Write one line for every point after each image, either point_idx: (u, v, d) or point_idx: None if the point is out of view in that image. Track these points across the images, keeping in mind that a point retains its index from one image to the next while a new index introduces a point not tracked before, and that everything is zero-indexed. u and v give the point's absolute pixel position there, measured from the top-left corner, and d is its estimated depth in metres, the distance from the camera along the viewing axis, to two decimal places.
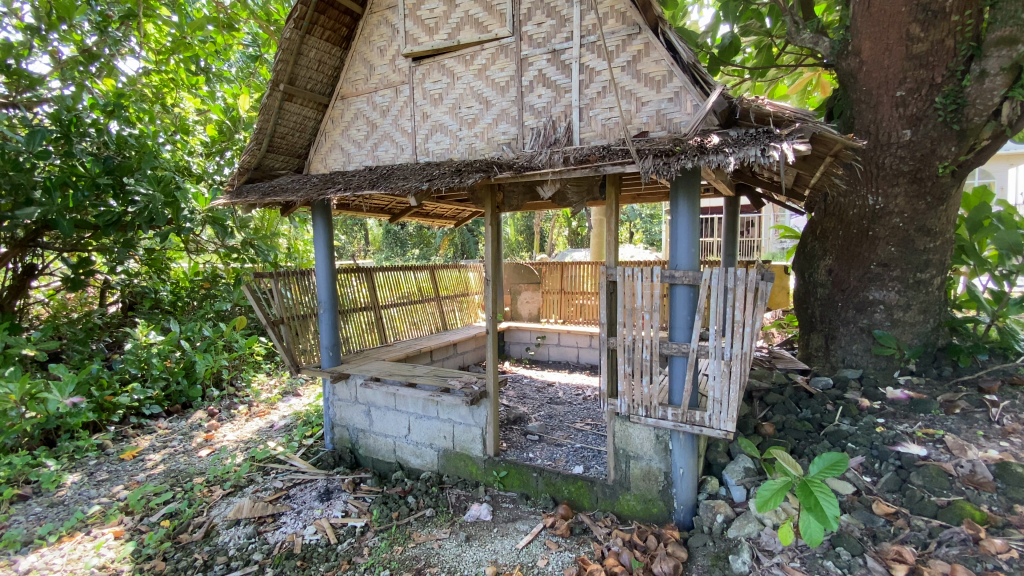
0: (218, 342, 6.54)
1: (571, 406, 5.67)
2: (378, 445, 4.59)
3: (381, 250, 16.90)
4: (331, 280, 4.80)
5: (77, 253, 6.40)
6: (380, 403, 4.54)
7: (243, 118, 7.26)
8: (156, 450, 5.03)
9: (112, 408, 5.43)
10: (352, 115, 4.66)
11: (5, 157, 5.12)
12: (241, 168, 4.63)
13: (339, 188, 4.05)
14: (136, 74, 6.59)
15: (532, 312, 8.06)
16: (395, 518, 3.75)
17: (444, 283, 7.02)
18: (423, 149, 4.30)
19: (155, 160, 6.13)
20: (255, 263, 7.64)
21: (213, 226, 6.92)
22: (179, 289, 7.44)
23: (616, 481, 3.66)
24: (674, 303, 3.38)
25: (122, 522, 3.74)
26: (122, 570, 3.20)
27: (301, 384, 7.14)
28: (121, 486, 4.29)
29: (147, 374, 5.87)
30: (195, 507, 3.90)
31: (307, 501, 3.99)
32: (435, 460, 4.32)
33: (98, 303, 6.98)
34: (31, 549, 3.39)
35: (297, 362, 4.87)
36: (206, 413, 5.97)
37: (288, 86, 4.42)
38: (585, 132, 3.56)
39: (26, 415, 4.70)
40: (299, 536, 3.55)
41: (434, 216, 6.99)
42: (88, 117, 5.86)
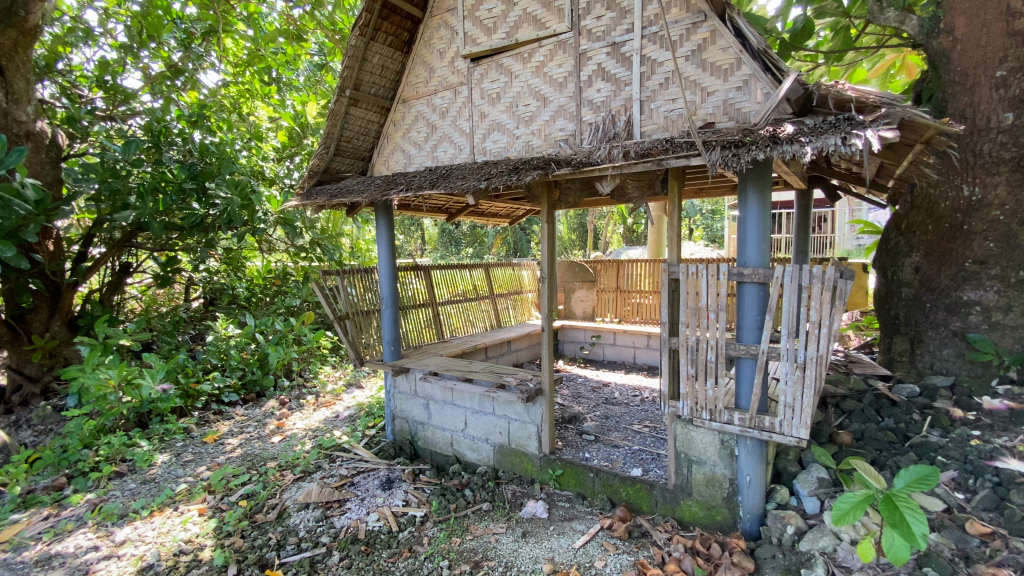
0: (289, 336, 6.95)
1: (628, 407, 5.55)
2: (435, 438, 4.70)
3: (436, 249, 17.30)
4: (393, 278, 4.97)
5: (166, 253, 6.98)
6: (438, 397, 4.64)
7: (311, 124, 7.69)
8: (234, 435, 5.40)
9: (196, 394, 5.89)
10: (413, 118, 4.79)
11: (105, 166, 5.67)
12: (311, 171, 4.88)
13: (401, 189, 4.18)
14: (217, 86, 7.13)
15: (587, 311, 7.95)
16: (453, 510, 3.83)
17: (499, 281, 7.08)
18: (481, 148, 4.34)
19: (233, 165, 6.59)
20: (322, 261, 8.07)
21: (284, 227, 7.37)
22: (254, 285, 7.94)
23: (677, 486, 3.55)
24: (742, 302, 3.23)
25: (205, 500, 4.05)
26: (206, 544, 3.46)
27: (363, 376, 7.43)
28: (204, 467, 4.64)
29: (227, 363, 6.33)
30: (269, 489, 4.15)
31: (370, 488, 4.14)
32: (491, 456, 4.36)
33: (183, 298, 7.62)
34: (126, 522, 3.74)
35: (361, 355, 5.09)
36: (278, 402, 6.35)
37: (354, 91, 4.60)
38: (647, 125, 3.47)
39: (123, 399, 5.19)
40: (363, 522, 3.69)
41: (489, 215, 7.04)
42: (175, 127, 6.46)
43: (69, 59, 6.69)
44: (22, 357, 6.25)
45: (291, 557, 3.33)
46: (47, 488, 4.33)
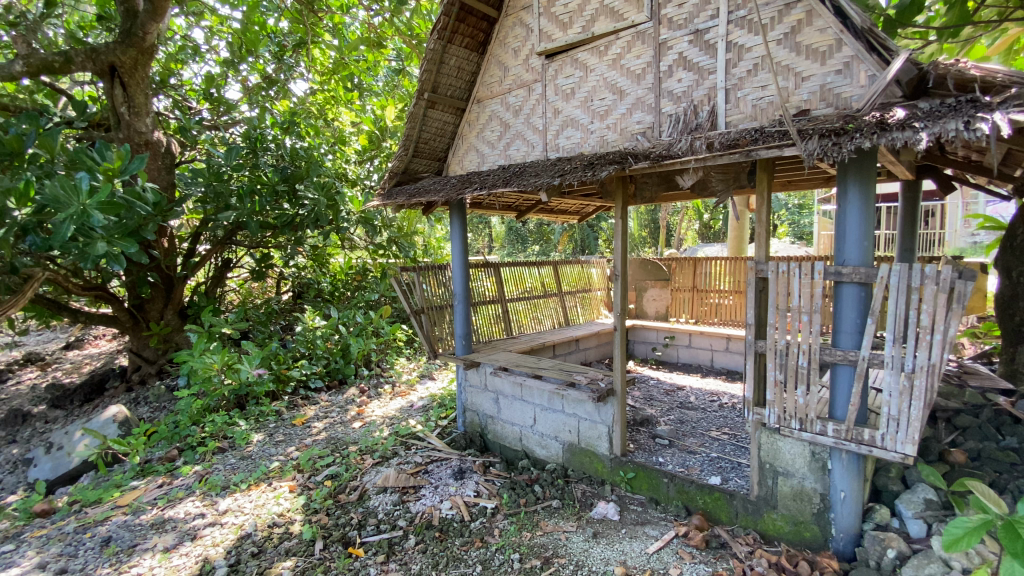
0: (369, 328, 7.37)
1: (705, 413, 5.31)
2: (505, 432, 4.75)
3: (504, 246, 17.49)
4: (465, 275, 5.09)
5: (261, 249, 7.61)
6: (508, 392, 4.70)
7: (389, 127, 8.05)
8: (319, 419, 5.79)
9: (287, 379, 6.37)
10: (487, 117, 4.86)
11: (212, 170, 6.29)
12: (391, 172, 5.11)
13: (476, 187, 4.26)
14: (305, 94, 7.65)
15: (660, 310, 7.71)
16: (523, 505, 3.86)
17: (567, 278, 7.01)
18: (554, 145, 4.31)
19: (320, 168, 7.06)
20: (398, 258, 8.48)
21: (364, 225, 7.80)
22: (337, 280, 8.46)
23: (760, 497, 3.35)
24: (839, 304, 2.99)
25: (295, 477, 4.37)
26: (296, 519, 3.74)
27: (436, 369, 7.66)
28: (294, 447, 5.01)
29: (313, 352, 6.81)
30: (351, 471, 4.40)
31: (443, 477, 4.27)
32: (560, 454, 4.35)
33: (275, 291, 8.28)
34: (229, 493, 4.13)
35: (435, 348, 5.27)
36: (358, 390, 6.71)
37: (431, 94, 4.75)
38: (732, 115, 3.30)
39: (225, 381, 5.73)
40: (437, 509, 3.82)
41: (558, 211, 7.00)
42: (270, 135, 7.07)
43: (181, 75, 7.46)
44: (142, 341, 7.06)
45: (371, 537, 3.51)
46: (161, 459, 4.87)
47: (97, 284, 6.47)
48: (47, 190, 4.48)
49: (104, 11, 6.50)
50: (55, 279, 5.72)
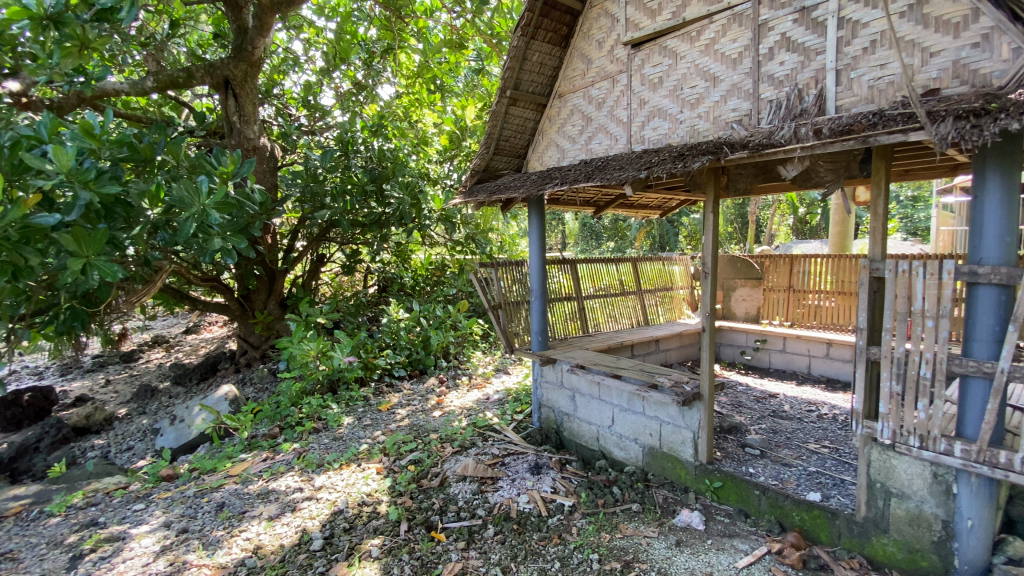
0: (448, 321, 7.65)
1: (801, 423, 4.92)
2: (582, 430, 4.69)
3: (577, 243, 17.34)
4: (543, 271, 5.08)
5: (350, 245, 8.10)
6: (585, 391, 4.63)
7: (469, 127, 8.22)
8: (403, 406, 6.06)
9: (374, 367, 6.75)
10: (568, 112, 4.79)
11: (309, 172, 6.80)
12: (472, 170, 5.19)
13: (557, 182, 4.22)
14: (391, 97, 8.03)
15: (749, 312, 7.26)
16: (602, 506, 3.79)
17: (646, 276, 6.75)
18: (639, 137, 4.17)
19: (405, 168, 7.37)
20: (476, 254, 8.65)
21: (445, 223, 8.03)
22: (418, 275, 8.83)
23: (867, 519, 3.04)
24: (972, 310, 2.63)
25: (381, 460, 4.62)
26: (383, 499, 3.94)
27: (511, 363, 7.72)
28: (380, 432, 5.29)
29: (397, 343, 7.17)
30: (432, 458, 4.57)
31: (520, 470, 4.31)
32: (640, 456, 4.22)
33: (362, 285, 8.79)
34: (323, 470, 4.44)
35: (512, 344, 5.31)
36: (437, 380, 6.94)
37: (513, 91, 4.77)
38: (843, 98, 3.01)
39: (320, 367, 6.19)
40: (514, 501, 3.86)
41: (638, 206, 6.78)
42: (359, 137, 7.47)
43: (283, 85, 8.12)
44: (248, 328, 7.79)
45: (452, 523, 3.62)
46: (265, 435, 5.35)
47: (213, 276, 7.21)
48: (175, 193, 5.07)
49: (219, 29, 7.21)
50: (179, 270, 6.47)
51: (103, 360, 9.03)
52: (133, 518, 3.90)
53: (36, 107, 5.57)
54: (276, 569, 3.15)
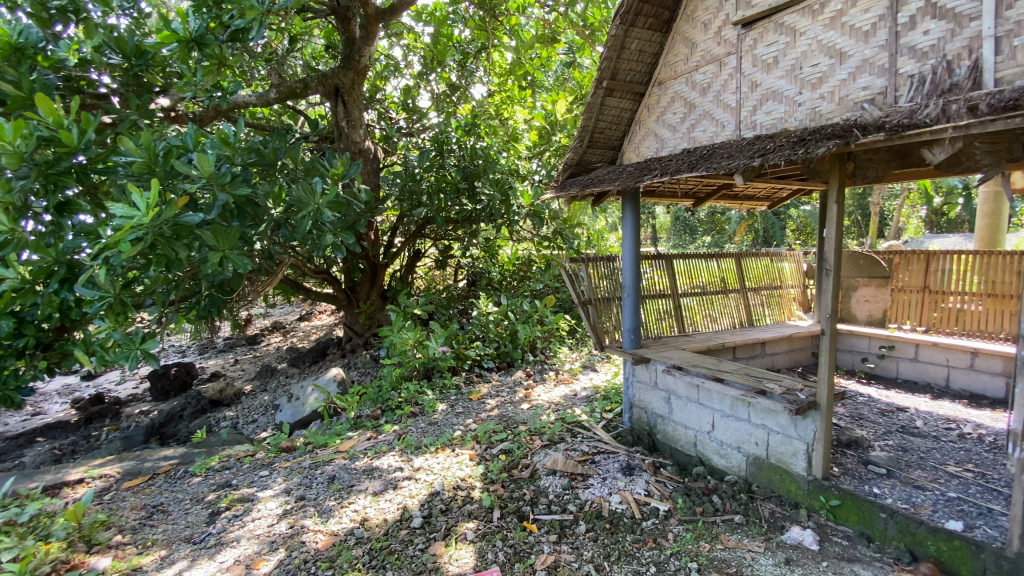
0: (535, 315, 7.72)
1: (937, 442, 4.32)
2: (678, 434, 4.48)
3: (669, 238, 16.58)
4: (637, 267, 4.92)
5: (443, 240, 8.43)
6: (682, 393, 4.41)
7: (560, 121, 8.18)
8: (492, 397, 6.22)
9: (465, 357, 6.98)
10: (669, 99, 4.57)
11: (408, 172, 7.19)
12: (565, 164, 5.11)
13: (656, 174, 4.06)
14: (484, 95, 8.23)
15: (873, 315, 6.53)
16: (701, 514, 3.61)
17: (750, 274, 6.28)
18: (750, 123, 3.89)
19: (496, 165, 7.54)
20: (563, 250, 8.63)
21: (534, 218, 8.08)
22: (505, 270, 8.98)
23: (1021, 556, 2.64)
24: None
25: (473, 447, 4.75)
26: (477, 485, 4.07)
27: (599, 360, 7.55)
28: (471, 420, 5.46)
29: (486, 335, 7.36)
30: (522, 449, 4.60)
31: (611, 470, 4.22)
32: (743, 466, 3.96)
33: (453, 278, 9.11)
34: (420, 452, 4.68)
35: (602, 340, 5.20)
36: (525, 373, 7.00)
37: (610, 81, 4.64)
38: (1005, 69, 2.58)
39: (415, 355, 6.53)
40: (606, 500, 3.79)
41: (743, 198, 6.33)
42: (453, 137, 7.74)
43: (384, 90, 8.63)
44: (353, 317, 8.41)
45: (544, 515, 3.64)
46: (368, 416, 5.76)
47: (323, 269, 7.88)
48: (295, 194, 5.62)
49: (331, 41, 7.83)
50: (295, 262, 7.14)
51: (232, 342, 10.25)
52: (260, 483, 4.39)
53: (183, 120, 6.38)
54: (380, 542, 3.37)
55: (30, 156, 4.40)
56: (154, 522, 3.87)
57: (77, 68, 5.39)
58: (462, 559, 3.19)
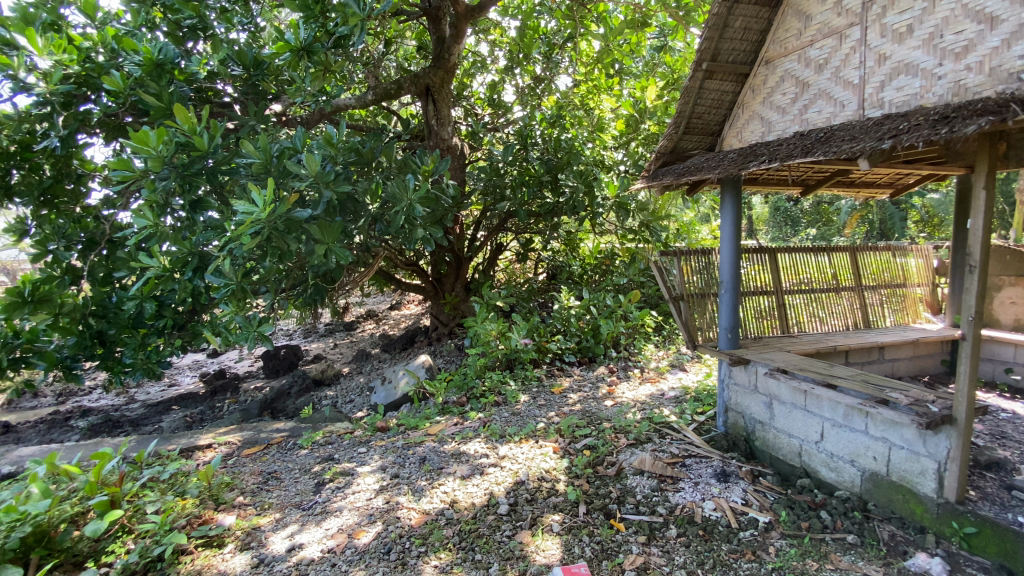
0: (618, 311, 7.54)
1: None
2: (780, 443, 4.17)
3: (766, 230, 15.40)
4: (737, 261, 4.59)
5: (526, 233, 8.47)
6: (786, 398, 4.09)
7: (649, 108, 7.83)
8: (574, 391, 6.17)
9: (546, 350, 6.98)
10: (778, 79, 4.21)
11: (492, 167, 7.30)
12: (658, 153, 4.85)
13: (764, 160, 3.77)
14: (569, 87, 8.17)
15: (1022, 320, 5.62)
16: (807, 530, 3.34)
17: (866, 270, 5.65)
18: (876, 101, 3.48)
19: (580, 157, 7.45)
20: (650, 243, 8.35)
21: (619, 210, 7.89)
22: (586, 264, 8.88)
23: None
24: None
25: (557, 440, 4.74)
26: (562, 478, 4.05)
27: (688, 359, 7.19)
28: (554, 413, 5.46)
29: (568, 329, 7.32)
30: (608, 446, 4.50)
31: (704, 475, 4.01)
32: (857, 482, 3.60)
33: (533, 272, 9.15)
34: (504, 441, 4.76)
35: (694, 339, 4.94)
36: (608, 369, 6.86)
37: (711, 63, 4.32)
38: None
39: (498, 345, 6.67)
40: (698, 506, 3.62)
41: (861, 184, 5.69)
42: (538, 130, 7.75)
43: (470, 87, 8.81)
44: (438, 307, 8.72)
45: (631, 515, 3.55)
46: (454, 403, 5.98)
47: (412, 261, 8.24)
48: (390, 190, 5.94)
49: (422, 41, 8.13)
50: (387, 255, 7.53)
51: (331, 328, 11.09)
52: (358, 458, 4.72)
53: (292, 124, 6.92)
54: (469, 525, 3.49)
55: (171, 161, 5.03)
56: (270, 487, 4.30)
57: (206, 80, 6.01)
58: (549, 550, 3.21)
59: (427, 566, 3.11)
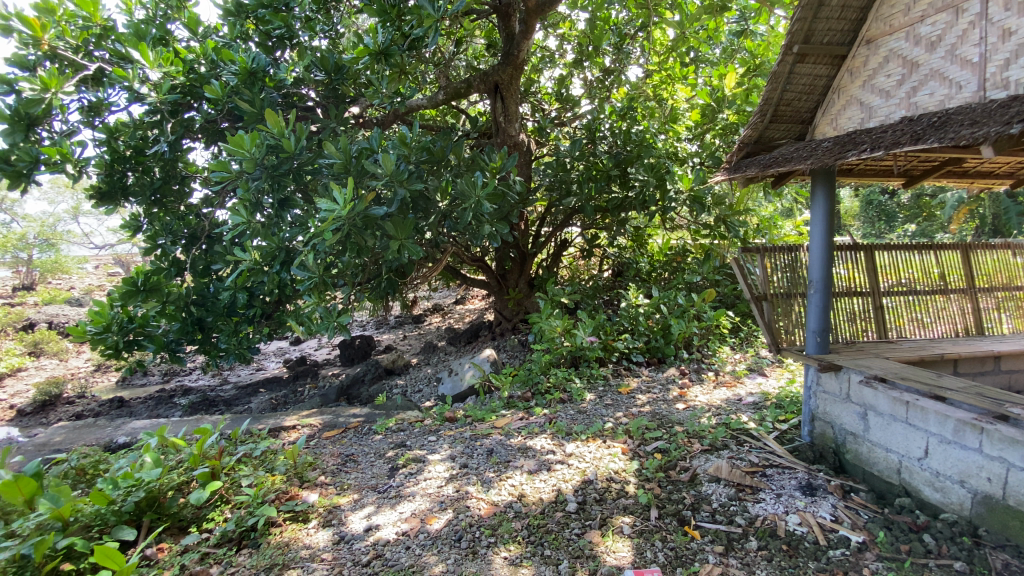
0: (690, 310, 7.24)
1: None
2: (874, 457, 3.84)
3: (855, 225, 14.20)
4: (828, 260, 4.26)
5: (593, 229, 8.36)
6: (884, 409, 3.75)
7: (727, 97, 7.43)
8: (643, 392, 6.01)
9: (613, 349, 6.84)
10: (881, 60, 3.85)
11: (559, 162, 7.26)
12: (741, 143, 4.58)
13: (864, 149, 3.47)
14: (641, 78, 7.98)
15: None
16: (907, 553, 3.07)
17: (981, 271, 5.02)
18: (1000, 81, 3.13)
19: (652, 150, 7.21)
20: (725, 239, 7.99)
21: (693, 204, 7.46)
22: (655, 261, 8.63)
23: None
24: None
25: (626, 441, 4.63)
26: (632, 480, 3.96)
27: (768, 364, 6.77)
28: (622, 413, 5.35)
29: (636, 328, 7.14)
30: (680, 450, 4.34)
31: (787, 487, 3.78)
32: (967, 505, 3.26)
33: (598, 269, 9.02)
34: (571, 439, 4.73)
35: (778, 342, 4.64)
36: (678, 371, 6.61)
37: (803, 45, 4.00)
38: None
39: (564, 343, 6.65)
40: (782, 519, 3.42)
41: (976, 175, 5.09)
42: (606, 124, 7.57)
43: (538, 82, 8.80)
44: (502, 302, 8.79)
45: (707, 523, 3.42)
46: (520, 398, 6.04)
47: (478, 257, 8.38)
48: (460, 188, 6.07)
49: (492, 39, 8.24)
50: (456, 250, 7.70)
51: (401, 320, 11.53)
52: (429, 446, 4.89)
53: (369, 125, 7.22)
54: (537, 520, 3.51)
55: (262, 162, 5.43)
56: (348, 468, 4.55)
57: (293, 85, 6.41)
58: (619, 552, 3.16)
59: (497, 557, 3.16)
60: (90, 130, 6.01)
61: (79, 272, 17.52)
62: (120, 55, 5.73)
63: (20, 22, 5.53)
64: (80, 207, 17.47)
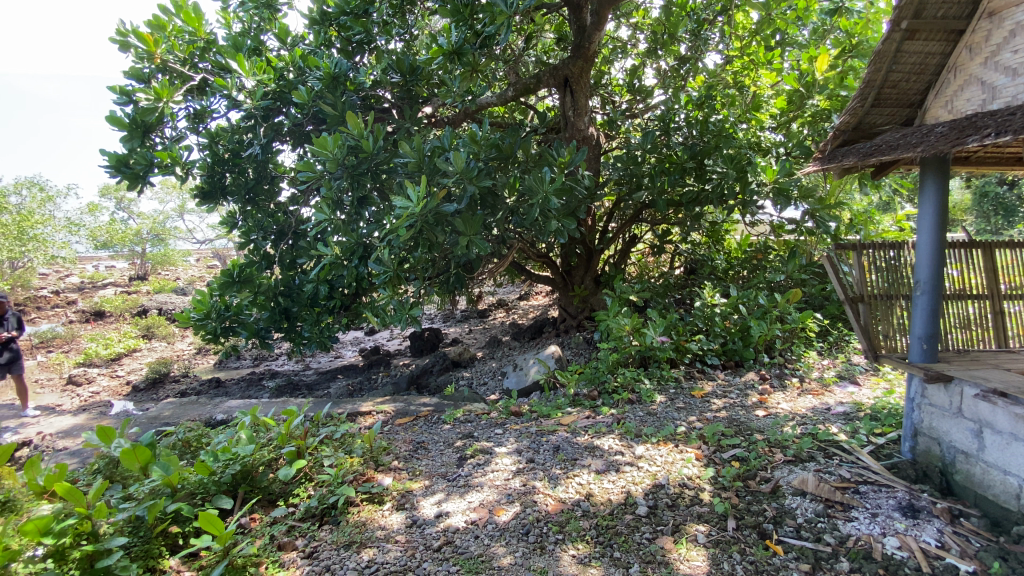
0: (772, 312, 6.73)
1: None
2: (990, 480, 3.42)
3: (966, 220, 12.68)
4: (938, 259, 3.83)
5: (664, 224, 8.11)
6: (1003, 427, 3.33)
7: (818, 81, 6.87)
8: (718, 397, 5.73)
9: (686, 350, 6.56)
10: (1008, 33, 3.41)
11: (631, 155, 7.12)
12: (837, 131, 4.22)
13: (985, 134, 3.08)
14: (720, 65, 7.60)
15: None
16: None
17: None
18: None
19: (732, 141, 6.88)
20: (812, 235, 7.46)
21: (779, 198, 6.80)
22: (731, 258, 8.25)
23: None
24: None
25: (700, 447, 4.44)
26: (706, 487, 3.80)
27: (861, 372, 6.21)
28: (695, 418, 5.13)
29: (711, 329, 6.81)
30: (760, 460, 4.09)
31: (884, 507, 3.47)
32: None
33: (669, 266, 8.77)
34: (640, 441, 4.61)
35: (875, 347, 4.24)
36: (758, 376, 6.23)
37: (913, 20, 3.61)
38: None
39: (633, 342, 6.49)
40: (878, 541, 3.16)
41: None
42: (682, 113, 7.32)
43: (609, 74, 8.63)
44: (567, 299, 8.71)
45: (790, 539, 3.22)
46: (586, 396, 5.98)
47: (545, 253, 8.35)
48: (528, 184, 6.07)
49: (563, 33, 8.22)
50: (523, 246, 7.73)
51: (467, 315, 11.77)
52: (496, 439, 4.97)
53: (441, 124, 7.40)
54: (606, 520, 3.46)
55: (343, 162, 5.74)
56: (420, 455, 4.73)
57: (371, 88, 6.71)
58: (693, 560, 3.06)
59: (565, 554, 3.16)
60: (195, 135, 6.63)
61: (183, 264, 19.42)
62: (220, 65, 6.28)
63: (137, 38, 6.21)
64: (185, 206, 19.34)
